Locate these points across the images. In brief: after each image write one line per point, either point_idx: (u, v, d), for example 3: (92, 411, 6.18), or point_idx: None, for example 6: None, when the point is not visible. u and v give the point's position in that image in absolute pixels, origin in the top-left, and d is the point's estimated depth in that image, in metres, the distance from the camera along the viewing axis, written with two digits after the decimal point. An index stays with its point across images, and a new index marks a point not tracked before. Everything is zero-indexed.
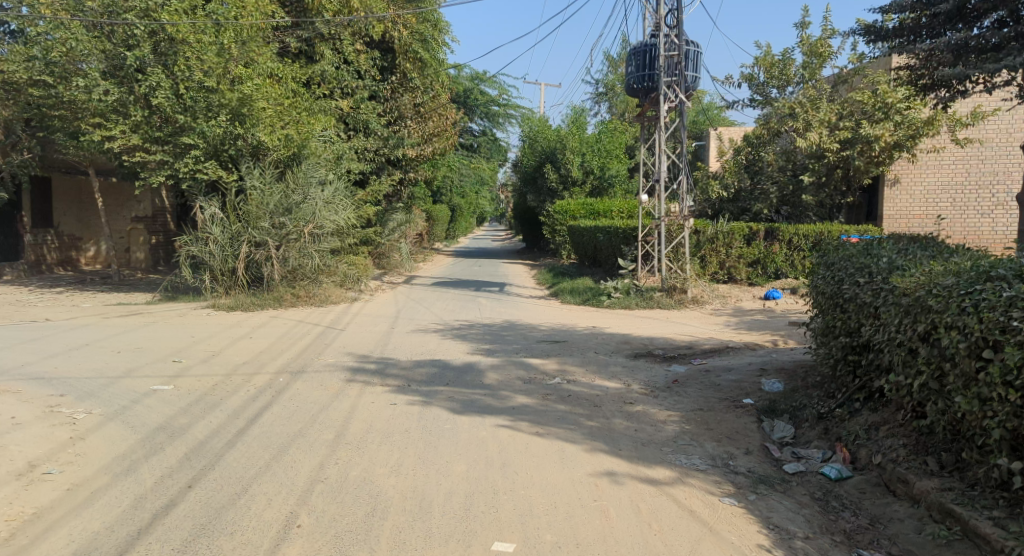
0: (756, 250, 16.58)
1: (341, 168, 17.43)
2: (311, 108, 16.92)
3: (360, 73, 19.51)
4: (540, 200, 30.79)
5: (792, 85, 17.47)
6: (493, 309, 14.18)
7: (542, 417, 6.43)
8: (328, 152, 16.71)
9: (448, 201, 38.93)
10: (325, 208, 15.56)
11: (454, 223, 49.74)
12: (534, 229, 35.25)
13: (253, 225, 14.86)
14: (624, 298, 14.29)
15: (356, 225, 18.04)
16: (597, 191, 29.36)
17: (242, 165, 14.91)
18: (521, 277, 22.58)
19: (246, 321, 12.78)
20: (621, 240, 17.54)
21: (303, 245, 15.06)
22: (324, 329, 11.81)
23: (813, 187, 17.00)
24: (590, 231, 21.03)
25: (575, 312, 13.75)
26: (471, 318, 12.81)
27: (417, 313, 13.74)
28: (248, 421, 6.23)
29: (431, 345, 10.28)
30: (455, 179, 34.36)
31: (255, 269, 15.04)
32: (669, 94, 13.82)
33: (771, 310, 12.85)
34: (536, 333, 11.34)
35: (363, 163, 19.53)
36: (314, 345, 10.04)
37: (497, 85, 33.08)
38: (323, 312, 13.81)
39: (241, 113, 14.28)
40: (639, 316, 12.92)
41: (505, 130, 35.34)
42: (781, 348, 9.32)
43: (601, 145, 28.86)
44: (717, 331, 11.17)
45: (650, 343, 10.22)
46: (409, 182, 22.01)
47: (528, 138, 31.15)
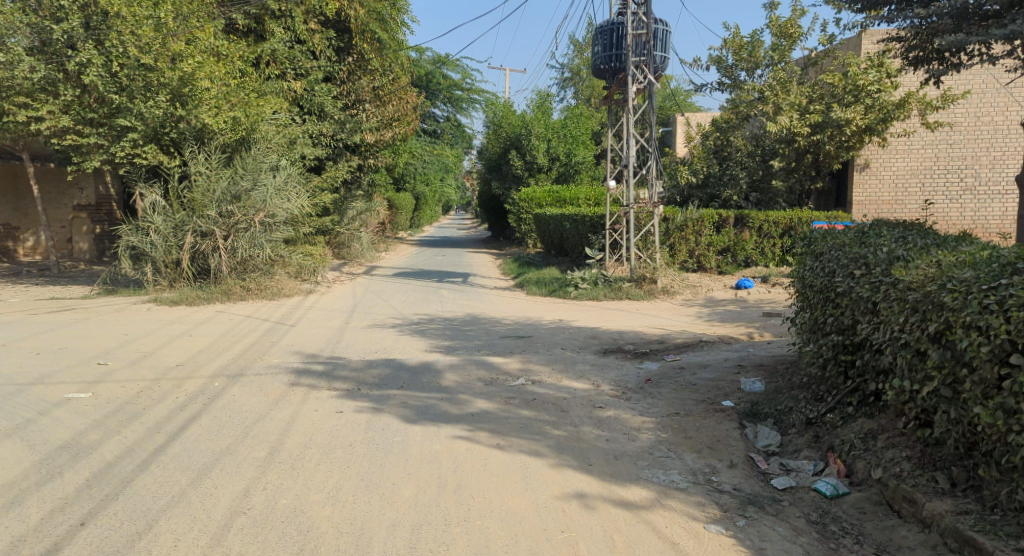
0: (725, 238, 16.16)
1: (295, 153, 16.54)
2: (260, 89, 15.97)
3: (315, 53, 18.58)
4: (505, 187, 30.12)
5: (761, 67, 17.01)
6: (455, 301, 13.51)
7: (504, 425, 5.82)
8: (280, 136, 15.81)
9: (411, 189, 38.01)
10: (276, 196, 14.68)
11: (418, 211, 48.78)
12: (499, 217, 34.59)
13: (197, 214, 13.93)
14: (592, 288, 13.73)
15: (312, 213, 17.18)
16: (564, 178, 28.79)
17: (186, 149, 13.97)
18: (486, 266, 21.93)
19: (190, 316, 11.92)
20: (588, 228, 17.00)
21: (252, 236, 14.17)
22: (273, 325, 11.03)
23: (783, 172, 16.63)
24: (556, 219, 20.47)
25: (541, 304, 13.15)
26: (431, 311, 12.13)
27: (374, 306, 12.99)
28: (170, 436, 5.50)
29: (387, 342, 9.59)
30: (418, 166, 33.49)
31: (201, 260, 14.13)
32: (637, 75, 13.23)
33: (743, 299, 12.41)
34: (499, 327, 10.71)
35: (318, 148, 18.64)
36: (260, 344, 9.28)
37: (460, 70, 32.27)
38: (274, 306, 12.98)
39: (183, 94, 13.33)
40: (608, 308, 12.36)
41: (469, 116, 34.55)
42: (757, 342, 8.83)
43: (567, 131, 28.27)
44: (689, 323, 10.65)
45: (619, 337, 9.66)
46: (369, 169, 21.16)
47: (492, 124, 30.44)
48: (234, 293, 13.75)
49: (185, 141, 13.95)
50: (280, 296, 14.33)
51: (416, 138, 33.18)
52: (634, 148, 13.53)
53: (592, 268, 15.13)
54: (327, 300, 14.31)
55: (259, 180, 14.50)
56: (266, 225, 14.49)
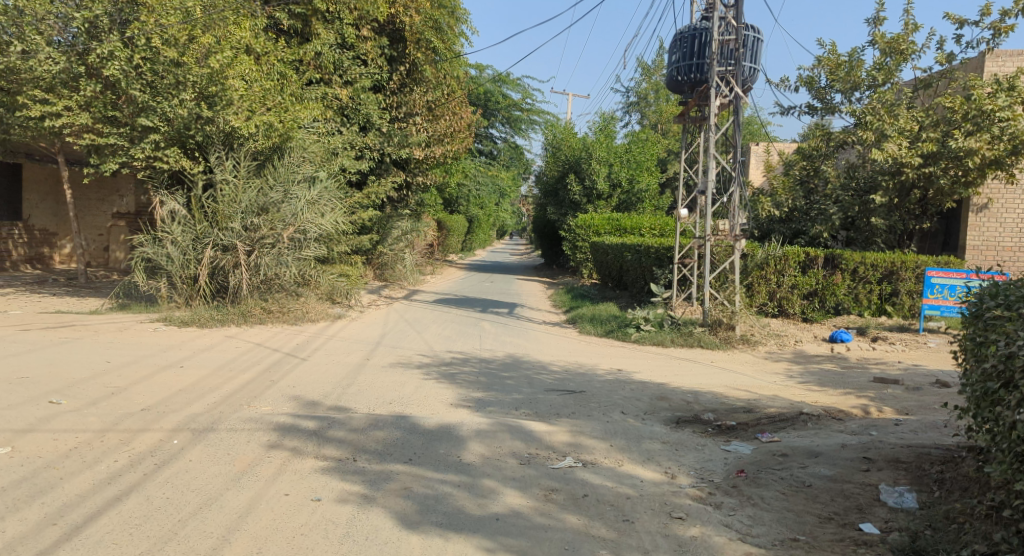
0: (813, 280, 14.03)
1: (335, 165, 15.26)
2: (300, 94, 14.77)
3: (364, 61, 17.36)
4: (560, 213, 28.41)
5: (860, 89, 14.97)
6: (497, 338, 11.79)
7: (542, 544, 4.06)
8: (318, 145, 14.55)
9: (464, 211, 36.68)
10: (309, 209, 13.39)
11: (470, 234, 47.37)
12: (554, 244, 32.87)
13: (221, 225, 12.68)
14: (656, 332, 11.82)
15: (348, 230, 15.82)
16: (625, 206, 26.92)
17: (211, 154, 12.73)
18: (536, 297, 20.21)
19: (198, 340, 10.56)
20: (653, 262, 15.11)
21: (278, 253, 12.87)
22: (284, 357, 9.51)
23: (884, 209, 14.36)
24: (616, 249, 18.58)
25: (596, 347, 11.32)
26: (468, 350, 10.43)
27: (406, 339, 11.44)
28: (69, 532, 3.93)
29: (409, 388, 7.92)
30: (471, 187, 32.12)
31: (221, 277, 12.79)
32: (721, 88, 11.40)
33: (841, 356, 10.35)
34: (544, 376, 8.92)
35: (362, 161, 17.35)
36: (255, 384, 7.71)
37: (521, 89, 30.93)
38: (294, 333, 11.56)
39: (211, 94, 12.10)
40: (676, 357, 10.42)
41: (528, 138, 33.12)
42: (877, 421, 6.84)
43: (630, 156, 26.55)
44: (779, 385, 8.66)
45: (694, 400, 7.75)
46: (416, 186, 19.77)
47: (551, 147, 28.87)
48: (253, 315, 12.35)
49: (211, 144, 12.67)
50: (304, 320, 12.91)
51: (471, 159, 31.87)
52: (712, 173, 11.65)
53: (656, 307, 13.25)
54: (355, 327, 12.79)
55: (291, 191, 13.25)
56: (295, 243, 13.21)
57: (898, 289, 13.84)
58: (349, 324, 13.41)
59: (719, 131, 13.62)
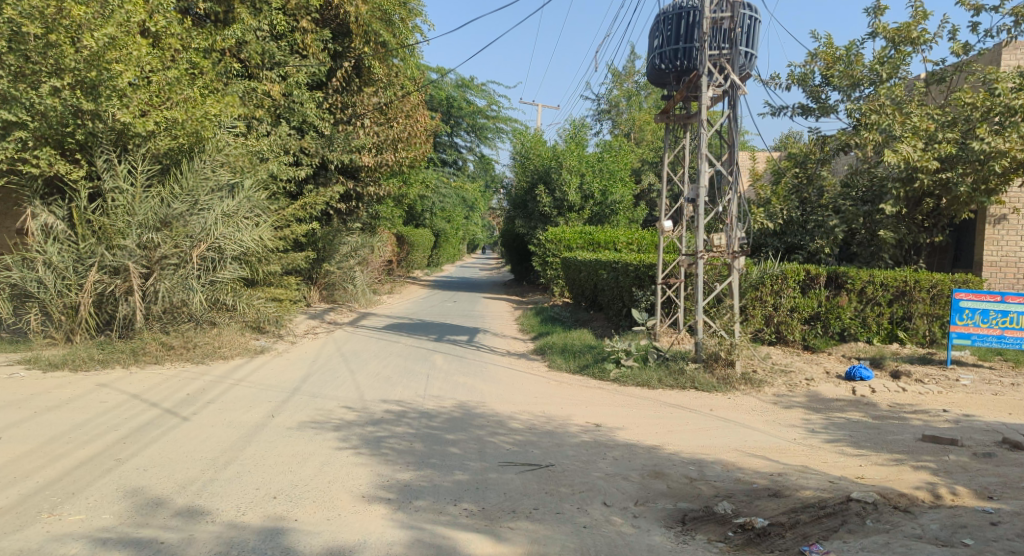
0: (815, 302, 12.18)
1: (265, 171, 13.15)
2: (219, 88, 12.66)
3: (301, 53, 15.27)
4: (529, 226, 26.43)
5: (861, 87, 13.22)
6: (447, 378, 9.68)
7: None
8: (242, 149, 12.53)
9: (428, 225, 34.47)
10: (224, 224, 11.47)
11: (436, 248, 45.05)
12: (523, 259, 30.88)
13: (110, 243, 10.48)
14: (640, 370, 9.78)
15: (278, 247, 13.65)
16: (598, 219, 25.13)
17: (99, 157, 10.52)
18: (501, 319, 18.12)
19: (59, 388, 8.27)
20: (632, 282, 13.16)
21: (181, 277, 10.88)
22: (161, 413, 7.28)
23: (892, 220, 12.60)
24: (591, 267, 16.60)
25: (565, 389, 9.30)
26: (406, 398, 8.29)
27: (333, 380, 9.33)
28: None
29: (310, 466, 5.77)
30: (434, 199, 29.97)
31: (110, 306, 10.55)
32: (714, 76, 9.45)
33: (868, 401, 8.44)
34: (498, 438, 6.81)
35: (299, 168, 15.22)
36: (89, 465, 5.51)
37: (486, 95, 28.97)
38: (195, 376, 9.35)
39: (94, 82, 9.94)
40: (665, 403, 8.42)
41: (494, 147, 31.14)
42: (958, 513, 4.90)
43: (603, 165, 24.77)
44: (803, 448, 6.68)
45: (699, 477, 5.71)
46: (367, 198, 17.63)
47: (518, 156, 26.93)
48: (147, 354, 10.05)
49: (95, 144, 10.47)
50: (214, 357, 10.64)
51: (433, 169, 29.76)
52: (703, 178, 9.68)
53: (638, 337, 11.26)
54: (278, 366, 10.65)
55: (200, 201, 11.23)
56: (204, 266, 11.32)
57: (911, 313, 12.03)
58: (273, 360, 11.24)
59: (703, 132, 11.83)
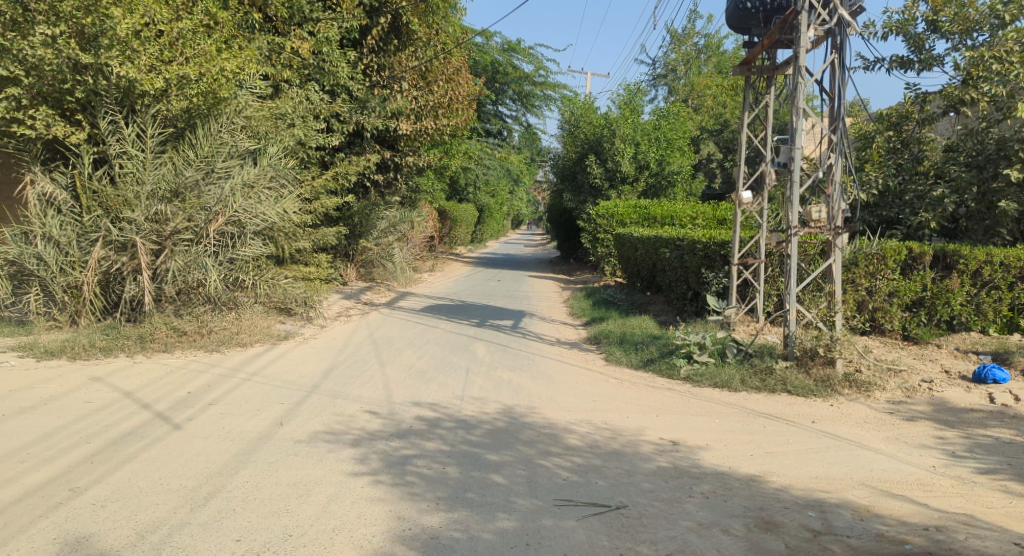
0: (919, 285, 10.43)
1: (291, 137, 11.99)
2: (239, 43, 11.44)
3: (333, 8, 13.94)
4: (578, 200, 24.87)
5: (976, 33, 11.26)
6: (490, 375, 8.33)
7: None
8: (265, 111, 11.37)
9: (472, 199, 33.15)
10: (244, 195, 10.36)
11: (479, 224, 43.76)
12: (570, 235, 29.39)
13: (116, 216, 9.42)
14: (716, 367, 8.26)
15: (307, 222, 12.48)
16: (654, 191, 23.52)
17: (102, 118, 9.41)
18: (550, 301, 16.74)
19: (46, 379, 7.20)
20: (701, 262, 11.61)
21: (194, 254, 9.81)
22: (151, 417, 6.12)
23: (1015, 189, 10.67)
24: (650, 245, 15.05)
25: (628, 390, 7.90)
26: (441, 403, 6.98)
27: (359, 374, 8.15)
28: None
29: (314, 503, 4.51)
30: (477, 171, 28.57)
31: (117, 286, 9.53)
32: (816, 12, 7.72)
33: (1012, 412, 6.79)
34: (552, 461, 5.46)
35: (331, 134, 13.99)
36: (34, 499, 4.36)
37: (534, 60, 27.32)
38: (204, 368, 8.26)
39: (93, 32, 8.78)
40: (752, 411, 6.93)
41: (542, 116, 29.55)
42: None
43: (659, 133, 23.07)
44: (949, 481, 5.15)
45: (825, 530, 4.25)
46: (405, 168, 16.36)
47: (567, 125, 25.31)
48: (155, 340, 9.00)
49: (98, 104, 9.36)
50: (231, 344, 9.52)
51: (477, 139, 28.35)
52: (798, 140, 8.00)
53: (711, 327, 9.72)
54: (304, 354, 9.52)
55: (216, 169, 10.14)
56: (221, 243, 10.25)
57: None
58: (301, 347, 10.14)
59: (786, 87, 10.19)
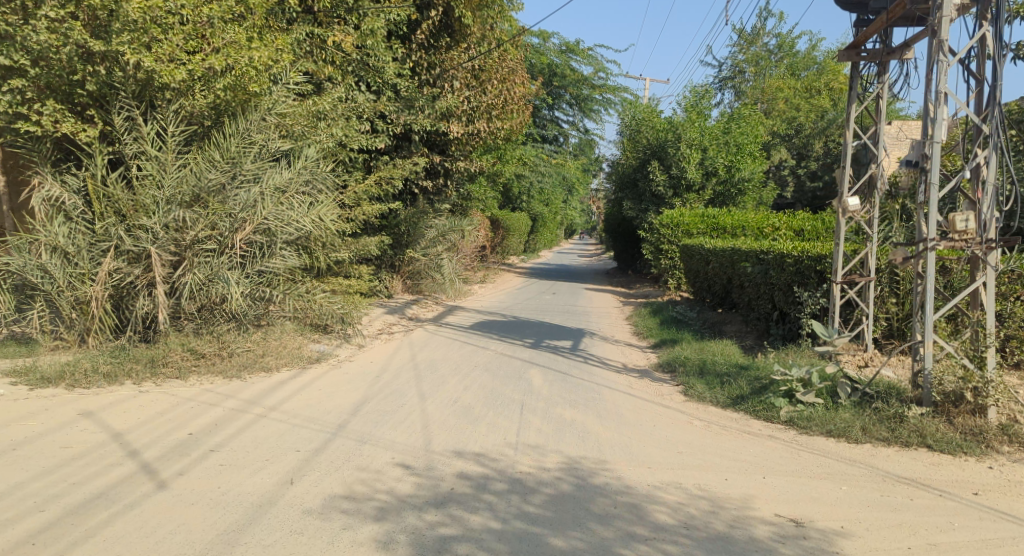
0: None
1: (331, 138, 10.95)
2: (274, 33, 10.43)
3: None
4: (639, 208, 23.41)
5: None
6: (548, 415, 7.00)
7: None
8: (303, 108, 10.31)
9: (526, 208, 32.01)
10: (274, 200, 9.34)
11: (533, 234, 42.65)
12: (629, 245, 27.96)
13: (131, 223, 8.48)
14: (827, 410, 6.73)
15: (346, 231, 11.42)
16: (722, 199, 22.07)
17: (116, 113, 8.50)
18: (612, 318, 15.33)
19: (30, 414, 6.18)
20: (793, 277, 10.11)
21: (216, 266, 8.81)
22: (134, 469, 4.99)
23: None
24: (724, 258, 13.50)
25: (716, 436, 6.49)
26: (489, 455, 5.66)
27: (394, 409, 6.97)
28: None
29: None
30: (532, 178, 27.39)
31: (130, 301, 8.55)
32: None
33: None
34: (638, 550, 4.07)
35: (377, 136, 12.94)
36: None
37: (593, 62, 26.02)
38: (219, 398, 7.18)
39: (106, 17, 7.88)
40: (883, 472, 5.43)
41: (600, 121, 28.23)
42: None
43: (728, 137, 21.52)
44: None
45: None
46: (456, 174, 15.24)
47: (627, 129, 23.89)
48: (168, 364, 7.98)
49: (113, 98, 8.46)
50: (255, 368, 8.43)
51: (532, 144, 27.19)
52: (936, 132, 6.30)
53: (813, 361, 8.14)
54: (338, 379, 8.40)
55: (242, 172, 9.14)
56: (247, 254, 9.25)
57: None
58: (338, 370, 9.04)
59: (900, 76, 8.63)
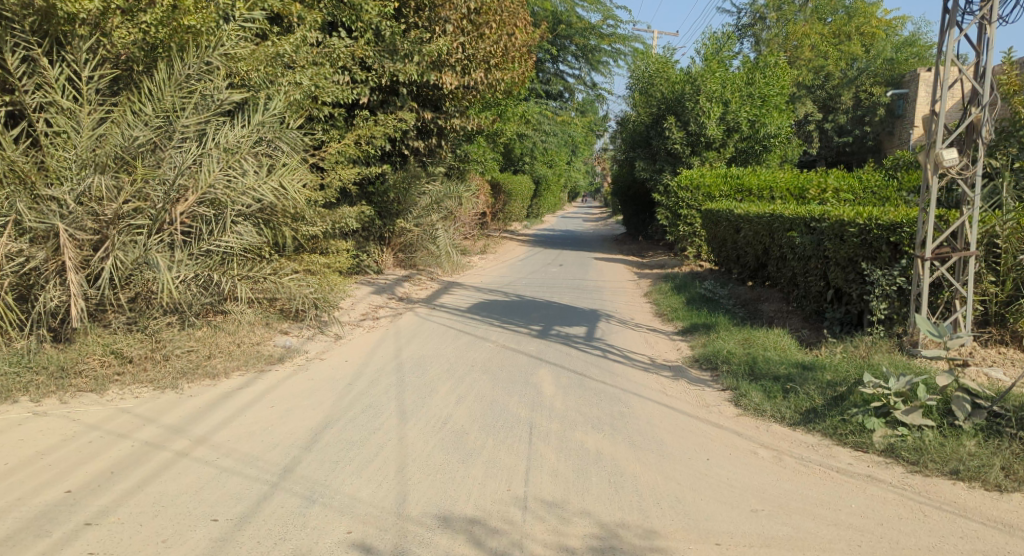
0: None
1: (299, 89, 9.07)
2: None
3: None
4: (653, 168, 21.53)
5: None
6: (567, 445, 5.31)
7: None
8: (262, 52, 8.46)
9: (530, 169, 30.07)
10: (223, 163, 7.52)
11: (537, 197, 40.74)
12: (640, 209, 26.21)
13: (34, 192, 6.63)
14: (944, 438, 4.98)
15: (320, 200, 9.64)
16: (744, 157, 20.19)
17: (11, 52, 6.71)
18: (629, 294, 13.61)
19: None
20: (858, 251, 8.33)
21: (147, 247, 6.99)
22: None
23: None
24: (760, 226, 11.70)
25: (795, 476, 4.79)
26: (490, 526, 3.98)
27: (363, 438, 5.31)
28: None
29: None
30: (536, 137, 25.45)
31: (38, 290, 6.74)
32: None
33: None
34: None
35: (357, 87, 11.07)
36: None
37: (601, 8, 23.90)
38: (136, 423, 5.44)
39: None
40: None
41: (608, 75, 26.20)
42: None
43: (752, 89, 19.61)
44: None
45: None
46: (451, 133, 13.37)
47: (639, 83, 21.89)
48: (81, 373, 6.27)
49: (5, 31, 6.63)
50: (197, 375, 6.62)
51: (536, 101, 25.21)
52: None
53: (901, 366, 6.39)
54: (303, 386, 6.70)
55: (178, 130, 7.37)
56: (191, 231, 7.52)
57: None
58: (306, 370, 7.33)
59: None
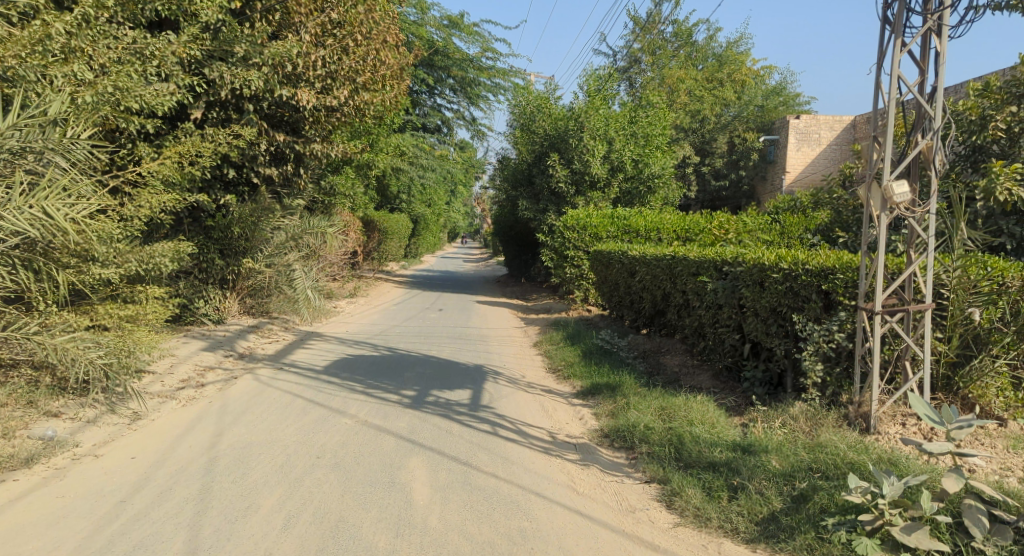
0: None
1: (89, 89, 6.86)
2: None
3: None
4: (536, 209, 20.19)
5: None
6: None
7: None
8: (26, 34, 6.29)
9: (406, 207, 28.22)
10: None
11: (415, 236, 38.90)
12: (522, 250, 24.97)
13: None
14: None
15: (122, 233, 7.39)
16: (629, 198, 19.38)
17: None
18: (515, 346, 12.00)
19: None
20: (782, 300, 7.01)
21: None
22: None
23: None
24: (660, 269, 10.47)
25: None
26: None
27: None
28: None
29: None
30: (412, 172, 23.71)
31: None
32: None
33: None
34: None
35: (183, 94, 8.93)
36: None
37: (479, 40, 22.76)
38: None
39: None
40: None
41: (488, 109, 25.00)
42: None
43: (637, 128, 18.92)
44: None
45: None
46: (308, 159, 11.37)
47: (520, 118, 20.74)
48: None
49: None
50: None
51: (411, 134, 23.55)
52: None
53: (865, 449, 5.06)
54: (50, 503, 4.51)
55: None
56: None
57: None
58: (67, 472, 5.09)
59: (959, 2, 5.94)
